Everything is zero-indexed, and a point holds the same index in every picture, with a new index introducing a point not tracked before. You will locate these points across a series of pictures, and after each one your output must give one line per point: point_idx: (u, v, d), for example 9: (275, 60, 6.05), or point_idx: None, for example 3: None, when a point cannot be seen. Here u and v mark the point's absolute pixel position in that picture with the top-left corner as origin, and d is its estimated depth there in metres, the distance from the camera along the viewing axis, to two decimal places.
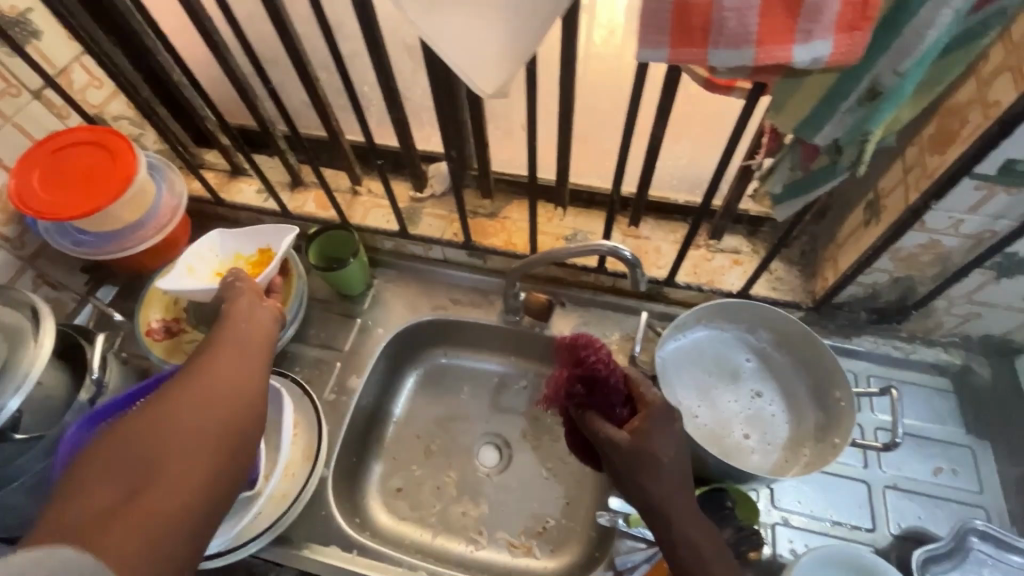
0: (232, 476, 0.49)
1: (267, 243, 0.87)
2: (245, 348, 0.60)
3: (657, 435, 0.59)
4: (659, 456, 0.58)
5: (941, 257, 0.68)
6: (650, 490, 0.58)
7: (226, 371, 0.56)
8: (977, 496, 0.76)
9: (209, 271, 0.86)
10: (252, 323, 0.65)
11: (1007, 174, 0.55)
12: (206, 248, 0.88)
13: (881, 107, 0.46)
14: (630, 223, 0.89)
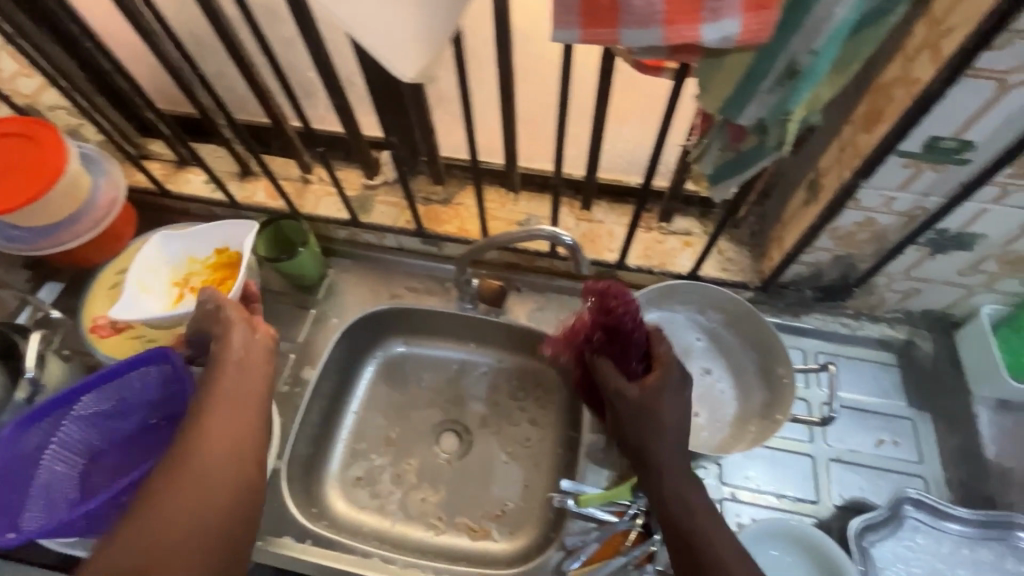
0: (236, 546, 0.53)
1: (223, 241, 0.83)
2: (243, 399, 0.60)
3: (663, 391, 0.59)
4: (664, 415, 0.58)
5: (877, 235, 0.69)
6: (647, 444, 0.59)
7: (223, 437, 0.56)
8: (918, 466, 0.78)
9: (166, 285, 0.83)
10: (246, 360, 0.63)
11: (932, 151, 0.56)
12: (152, 256, 0.84)
13: (798, 86, 0.47)
14: (582, 207, 0.90)
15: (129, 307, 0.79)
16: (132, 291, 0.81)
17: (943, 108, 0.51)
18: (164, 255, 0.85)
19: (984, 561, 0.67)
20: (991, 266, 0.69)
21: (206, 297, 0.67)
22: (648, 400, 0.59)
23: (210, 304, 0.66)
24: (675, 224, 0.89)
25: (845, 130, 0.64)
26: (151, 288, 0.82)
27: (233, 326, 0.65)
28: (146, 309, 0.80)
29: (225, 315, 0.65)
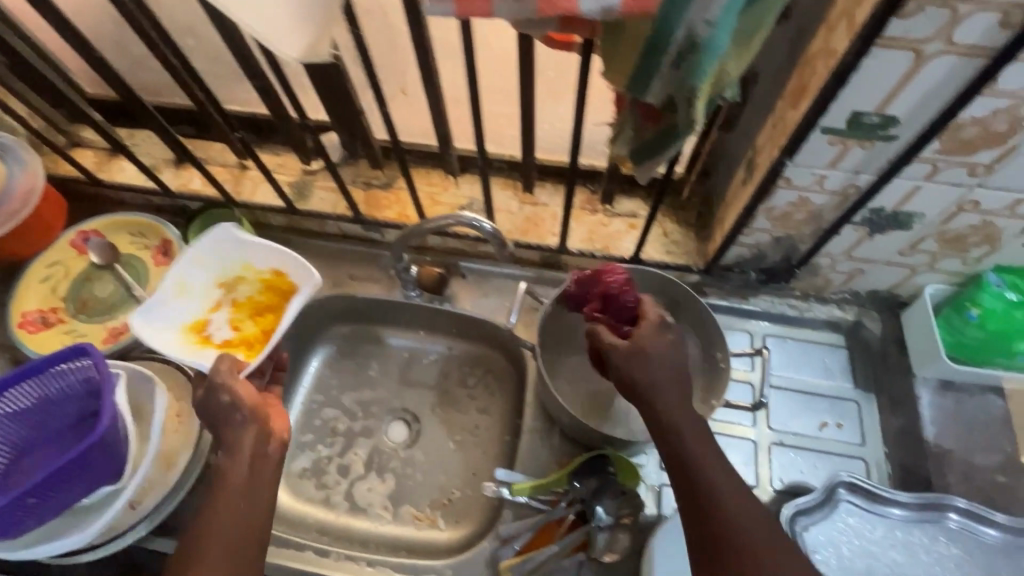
0: None
1: (284, 266, 0.76)
2: (248, 502, 0.59)
3: (662, 342, 0.56)
4: (656, 364, 0.54)
5: (813, 215, 0.66)
6: (659, 405, 0.54)
7: (227, 549, 0.56)
8: (859, 448, 0.77)
9: (206, 287, 0.77)
10: (254, 466, 0.60)
11: (856, 127, 0.53)
12: (208, 251, 0.77)
13: (701, 60, 0.44)
14: (525, 189, 0.87)
15: (160, 319, 0.73)
16: (182, 301, 0.76)
17: (861, 82, 0.49)
18: (243, 258, 0.78)
19: (917, 543, 0.67)
20: (930, 245, 0.67)
21: (220, 392, 0.62)
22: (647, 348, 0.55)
23: (225, 399, 0.61)
24: (620, 206, 0.86)
25: (776, 105, 0.61)
26: (219, 296, 0.77)
27: (244, 431, 0.61)
28: (176, 322, 0.74)
29: (242, 414, 0.62)
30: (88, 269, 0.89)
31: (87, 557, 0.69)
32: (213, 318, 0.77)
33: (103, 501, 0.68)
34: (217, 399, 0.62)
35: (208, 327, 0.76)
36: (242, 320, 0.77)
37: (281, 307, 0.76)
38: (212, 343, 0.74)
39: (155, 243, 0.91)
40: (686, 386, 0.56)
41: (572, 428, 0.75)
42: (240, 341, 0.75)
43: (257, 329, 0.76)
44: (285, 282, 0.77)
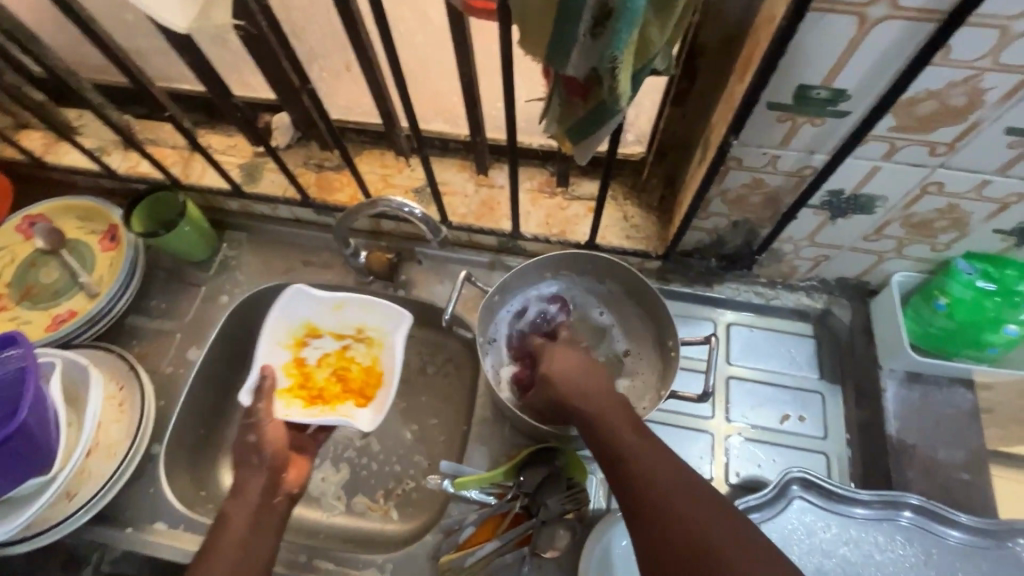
0: None
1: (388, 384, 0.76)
2: (261, 521, 0.64)
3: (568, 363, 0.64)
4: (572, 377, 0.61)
5: (770, 198, 0.62)
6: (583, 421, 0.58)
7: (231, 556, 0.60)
8: (820, 442, 0.74)
9: (333, 325, 0.80)
10: (266, 499, 0.66)
11: (804, 102, 0.49)
12: (368, 307, 0.79)
13: (617, 27, 0.40)
14: (480, 171, 0.83)
15: (288, 309, 0.78)
16: (325, 312, 0.80)
17: (803, 51, 0.44)
18: (390, 338, 0.78)
19: (872, 542, 0.64)
20: (895, 231, 0.63)
21: (246, 433, 0.70)
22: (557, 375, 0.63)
23: (252, 438, 0.70)
24: (579, 189, 0.83)
25: (727, 80, 0.57)
26: (346, 329, 0.81)
27: (255, 476, 0.67)
28: (295, 318, 0.79)
29: (260, 456, 0.68)
30: (33, 255, 0.87)
31: (21, 548, 0.68)
32: (322, 339, 0.81)
33: (35, 492, 0.66)
34: (246, 438, 0.70)
35: (313, 339, 0.81)
36: (328, 365, 0.80)
37: (345, 397, 0.77)
38: (295, 354, 0.80)
39: (103, 228, 0.88)
40: (605, 392, 0.60)
41: (519, 421, 0.72)
42: (302, 377, 0.79)
43: (320, 386, 0.79)
44: (369, 394, 0.77)
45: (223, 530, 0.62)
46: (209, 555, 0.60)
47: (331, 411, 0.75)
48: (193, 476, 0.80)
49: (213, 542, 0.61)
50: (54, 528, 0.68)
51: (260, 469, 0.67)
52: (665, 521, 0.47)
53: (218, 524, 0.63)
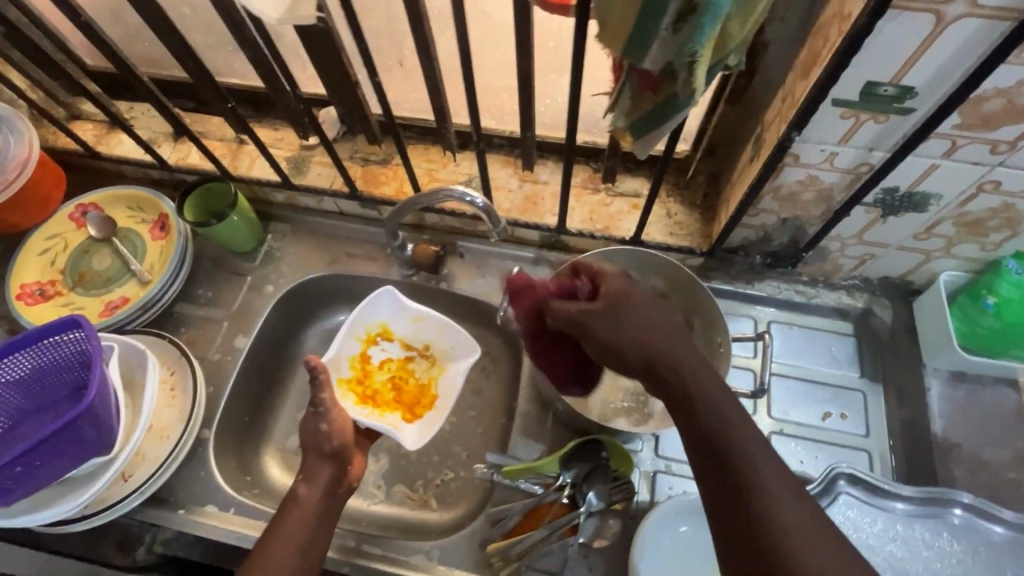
0: None
1: (435, 411, 0.79)
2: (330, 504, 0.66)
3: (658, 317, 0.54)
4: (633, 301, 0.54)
5: (823, 195, 0.63)
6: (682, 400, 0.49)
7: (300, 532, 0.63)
8: (863, 440, 0.74)
9: (405, 333, 0.83)
10: (334, 488, 0.68)
11: (870, 99, 0.50)
12: (444, 329, 0.81)
13: (702, 21, 0.41)
14: (526, 167, 0.84)
15: (368, 309, 0.80)
16: (402, 321, 0.83)
17: (876, 48, 0.45)
18: (452, 365, 0.82)
19: (919, 538, 0.64)
20: (947, 229, 0.64)
21: (318, 421, 0.70)
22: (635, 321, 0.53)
23: (324, 427, 0.69)
24: (623, 186, 0.83)
25: (786, 78, 0.58)
26: (414, 342, 0.84)
27: (323, 466, 0.68)
28: (374, 317, 0.82)
29: (328, 446, 0.69)
30: (86, 242, 0.89)
31: (78, 527, 0.70)
32: (391, 343, 0.84)
33: (95, 472, 0.68)
34: (317, 426, 0.70)
35: (383, 341, 0.84)
36: (388, 369, 0.84)
37: (394, 407, 0.81)
38: (363, 349, 0.83)
39: (153, 218, 0.90)
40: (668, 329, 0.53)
41: (566, 412, 0.73)
42: (361, 374, 0.82)
43: (375, 387, 0.83)
44: (413, 414, 0.80)
45: (292, 513, 0.64)
46: (278, 528, 0.62)
47: (379, 416, 0.79)
48: (238, 462, 0.82)
49: (281, 522, 0.63)
50: (110, 508, 0.69)
51: (325, 462, 0.69)
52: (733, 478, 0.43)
53: (288, 504, 0.65)
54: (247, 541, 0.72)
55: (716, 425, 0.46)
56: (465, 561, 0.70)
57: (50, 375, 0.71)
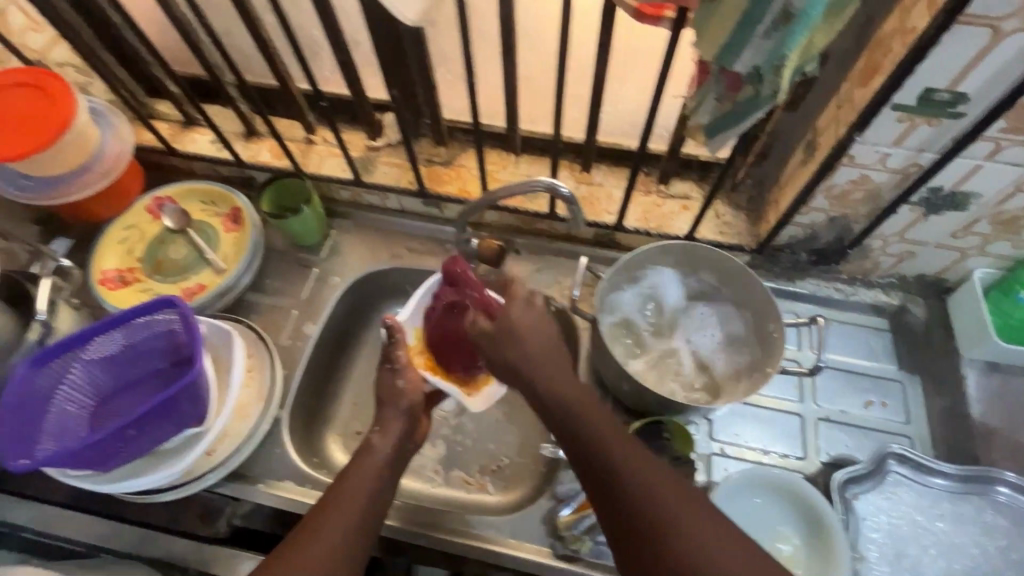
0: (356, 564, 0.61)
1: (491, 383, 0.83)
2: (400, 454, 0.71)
3: (549, 348, 0.64)
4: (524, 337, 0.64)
5: (872, 194, 0.70)
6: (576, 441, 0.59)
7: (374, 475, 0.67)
8: (904, 426, 0.79)
9: None
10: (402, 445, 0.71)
11: (926, 104, 0.57)
12: None
13: (793, 30, 0.47)
14: (582, 169, 0.89)
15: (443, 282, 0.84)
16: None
17: (936, 58, 0.52)
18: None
19: (964, 513, 0.69)
20: (983, 228, 0.70)
21: (396, 376, 0.75)
22: (531, 361, 0.63)
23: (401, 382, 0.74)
24: (674, 188, 0.89)
25: (841, 88, 0.65)
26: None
27: (398, 418, 0.72)
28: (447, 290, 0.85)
29: (402, 402, 0.73)
30: (162, 233, 0.93)
31: (166, 497, 0.73)
32: None
33: (186, 444, 0.71)
34: (394, 382, 0.74)
35: None
36: None
37: None
38: None
39: (225, 211, 0.95)
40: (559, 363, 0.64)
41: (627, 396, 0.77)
42: None
43: None
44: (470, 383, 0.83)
45: (366, 462, 0.67)
46: (353, 470, 0.66)
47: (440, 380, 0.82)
48: (306, 443, 0.85)
49: (355, 469, 0.66)
50: (196, 480, 0.73)
51: (398, 417, 0.72)
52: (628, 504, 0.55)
53: (362, 450, 0.69)
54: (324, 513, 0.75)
55: (610, 458, 0.57)
56: (535, 535, 0.74)
57: (139, 352, 0.75)
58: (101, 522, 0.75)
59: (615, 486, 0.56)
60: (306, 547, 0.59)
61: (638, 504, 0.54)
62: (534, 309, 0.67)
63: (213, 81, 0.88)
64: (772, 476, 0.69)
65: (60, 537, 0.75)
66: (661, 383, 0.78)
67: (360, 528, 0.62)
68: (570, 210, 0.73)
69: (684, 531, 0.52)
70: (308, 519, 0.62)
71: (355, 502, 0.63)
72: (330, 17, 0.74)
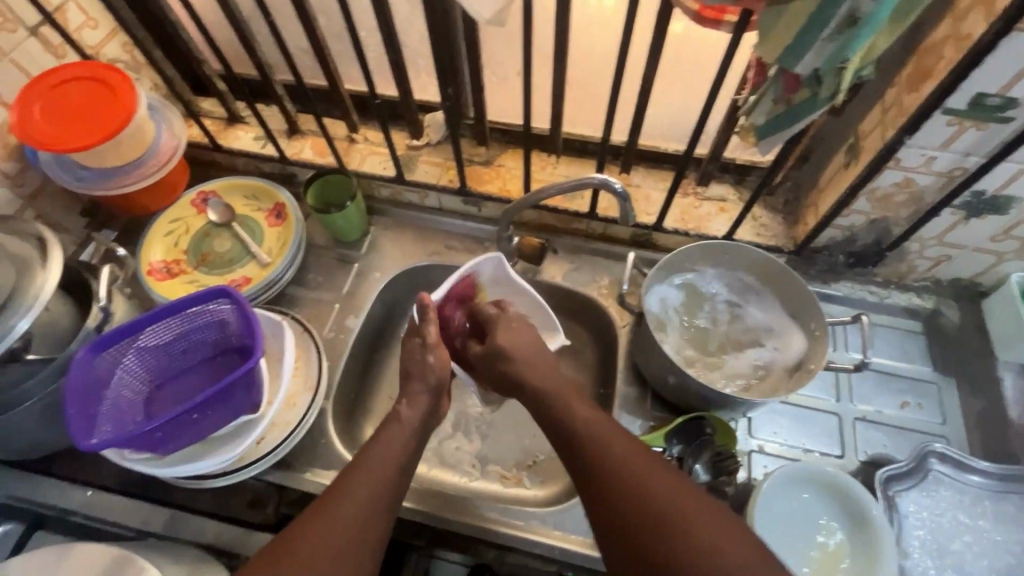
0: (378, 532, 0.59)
1: None
2: (424, 427, 0.71)
3: (537, 357, 0.72)
4: (503, 345, 0.72)
5: (914, 197, 0.72)
6: (562, 434, 0.63)
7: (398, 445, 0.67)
8: (940, 427, 0.80)
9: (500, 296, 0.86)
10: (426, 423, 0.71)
11: (977, 108, 0.59)
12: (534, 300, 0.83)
13: (860, 33, 0.49)
14: (621, 170, 0.91)
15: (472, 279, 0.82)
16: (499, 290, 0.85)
17: (992, 63, 0.54)
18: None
19: (999, 509, 0.72)
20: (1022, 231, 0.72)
21: (426, 351, 0.74)
22: (517, 373, 0.70)
23: (431, 358, 0.73)
24: (712, 190, 0.90)
25: (887, 93, 0.67)
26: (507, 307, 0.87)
27: (425, 394, 0.72)
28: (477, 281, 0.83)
29: (431, 377, 0.73)
30: (206, 226, 0.95)
31: (217, 484, 0.74)
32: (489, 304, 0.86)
33: (239, 431, 0.73)
34: (424, 358, 0.74)
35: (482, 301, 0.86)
36: None
37: None
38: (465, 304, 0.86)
39: (268, 206, 0.97)
40: (536, 361, 0.71)
41: (669, 392, 0.78)
42: None
43: None
44: None
45: (395, 431, 0.68)
46: (377, 441, 0.67)
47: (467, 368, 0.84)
48: (347, 435, 0.86)
49: (386, 436, 0.67)
50: (247, 467, 0.74)
51: (425, 391, 0.73)
52: (607, 480, 0.57)
53: (389, 420, 0.69)
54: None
55: (587, 436, 0.61)
56: (579, 528, 0.75)
57: (191, 340, 0.77)
58: (149, 507, 0.76)
59: (588, 463, 0.59)
60: (339, 505, 0.59)
61: (609, 478, 0.57)
62: (515, 325, 0.75)
63: (265, 79, 0.91)
64: (827, 474, 0.71)
65: (108, 522, 0.77)
66: (716, 381, 0.79)
67: (388, 489, 0.62)
68: (620, 208, 0.75)
69: (656, 499, 0.53)
70: (339, 479, 0.62)
71: (386, 467, 0.64)
72: (388, 18, 0.75)
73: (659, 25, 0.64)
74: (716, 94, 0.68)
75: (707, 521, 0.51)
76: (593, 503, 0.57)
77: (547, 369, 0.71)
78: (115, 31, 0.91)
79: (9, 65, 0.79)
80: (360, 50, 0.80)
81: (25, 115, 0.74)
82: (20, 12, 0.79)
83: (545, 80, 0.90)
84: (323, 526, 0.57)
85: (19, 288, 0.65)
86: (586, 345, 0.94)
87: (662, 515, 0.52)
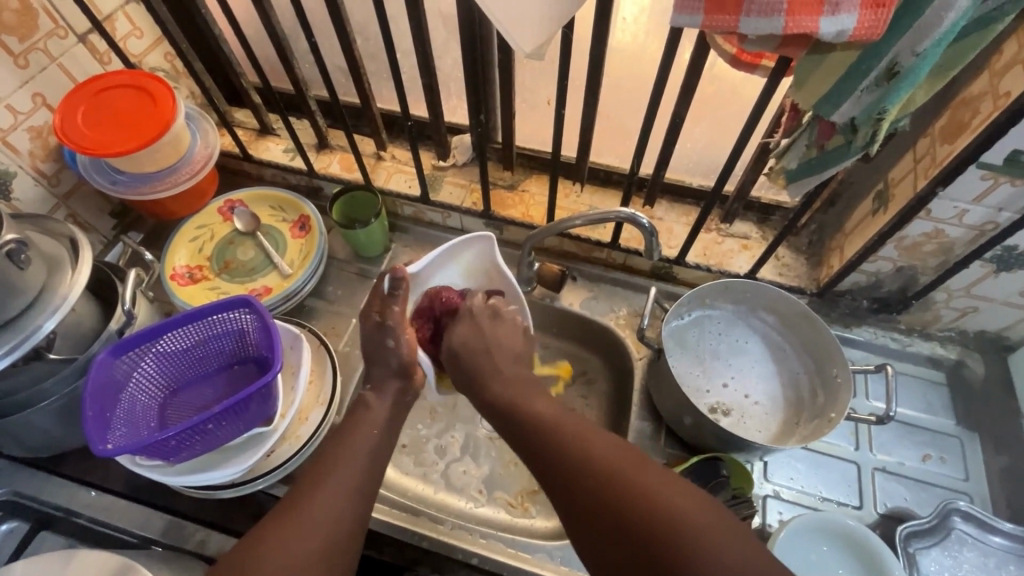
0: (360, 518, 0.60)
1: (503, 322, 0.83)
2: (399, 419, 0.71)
3: (487, 361, 0.70)
4: (461, 355, 0.72)
5: (943, 247, 0.71)
6: (536, 444, 0.59)
7: (368, 432, 0.66)
8: (963, 483, 0.78)
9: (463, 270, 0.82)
10: (394, 422, 0.70)
11: (1013, 165, 0.59)
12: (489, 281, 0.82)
13: (898, 87, 0.49)
14: (645, 203, 0.91)
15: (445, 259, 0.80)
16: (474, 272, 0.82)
17: None
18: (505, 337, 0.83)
19: (1017, 567, 0.72)
20: None
21: (385, 334, 0.71)
22: (476, 374, 0.70)
23: (392, 343, 0.71)
24: (735, 228, 0.90)
25: (918, 142, 0.67)
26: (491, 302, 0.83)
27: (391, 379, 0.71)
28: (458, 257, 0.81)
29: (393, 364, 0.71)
30: (231, 234, 0.97)
31: (224, 495, 0.74)
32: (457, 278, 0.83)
33: (250, 442, 0.73)
34: (385, 341, 0.71)
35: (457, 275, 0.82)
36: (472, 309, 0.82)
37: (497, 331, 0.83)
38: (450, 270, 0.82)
39: (293, 217, 0.97)
40: (491, 363, 0.70)
41: (686, 430, 0.77)
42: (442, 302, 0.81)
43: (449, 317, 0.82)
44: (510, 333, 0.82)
45: (360, 427, 0.67)
46: (350, 430, 0.67)
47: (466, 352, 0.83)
48: None
49: (353, 425, 0.67)
50: (256, 479, 0.74)
51: (391, 378, 0.72)
52: (586, 485, 0.53)
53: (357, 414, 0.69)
54: (386, 526, 0.77)
55: (553, 442, 0.58)
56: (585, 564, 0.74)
57: (210, 348, 0.77)
58: (154, 514, 0.76)
59: (563, 466, 0.55)
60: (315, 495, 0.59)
61: (582, 480, 0.53)
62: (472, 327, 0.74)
63: (299, 95, 0.92)
64: (845, 527, 0.71)
65: (112, 526, 0.76)
66: (751, 433, 0.78)
67: (362, 485, 0.62)
68: (646, 241, 0.75)
69: (646, 495, 0.49)
70: (307, 481, 0.61)
71: (357, 457, 0.64)
72: (424, 42, 0.76)
73: (691, 70, 0.65)
74: (745, 137, 0.69)
75: (723, 532, 0.46)
76: (583, 519, 0.52)
77: (511, 363, 0.70)
78: (160, 41, 0.94)
79: (56, 69, 0.82)
80: (394, 71, 0.81)
81: (68, 121, 0.77)
82: (71, 20, 0.81)
83: (575, 110, 0.91)
84: (301, 518, 0.57)
85: (48, 287, 0.66)
86: (600, 374, 0.94)
87: (644, 503, 0.48)
